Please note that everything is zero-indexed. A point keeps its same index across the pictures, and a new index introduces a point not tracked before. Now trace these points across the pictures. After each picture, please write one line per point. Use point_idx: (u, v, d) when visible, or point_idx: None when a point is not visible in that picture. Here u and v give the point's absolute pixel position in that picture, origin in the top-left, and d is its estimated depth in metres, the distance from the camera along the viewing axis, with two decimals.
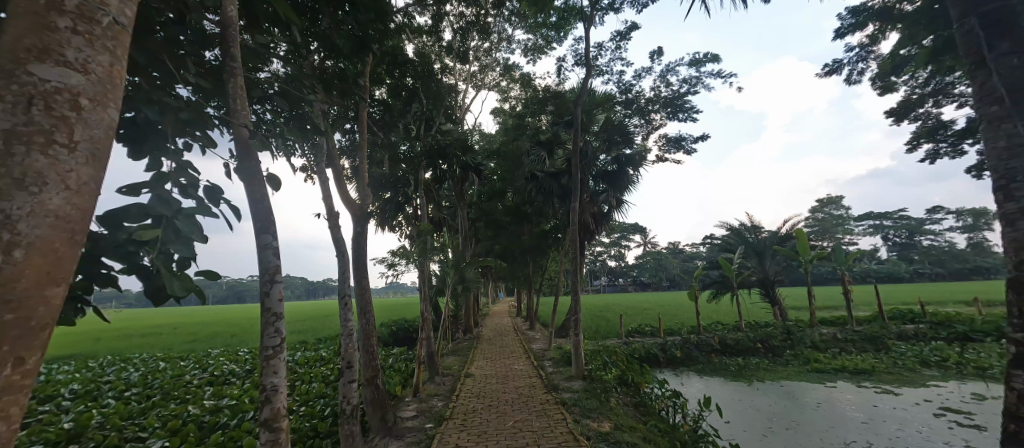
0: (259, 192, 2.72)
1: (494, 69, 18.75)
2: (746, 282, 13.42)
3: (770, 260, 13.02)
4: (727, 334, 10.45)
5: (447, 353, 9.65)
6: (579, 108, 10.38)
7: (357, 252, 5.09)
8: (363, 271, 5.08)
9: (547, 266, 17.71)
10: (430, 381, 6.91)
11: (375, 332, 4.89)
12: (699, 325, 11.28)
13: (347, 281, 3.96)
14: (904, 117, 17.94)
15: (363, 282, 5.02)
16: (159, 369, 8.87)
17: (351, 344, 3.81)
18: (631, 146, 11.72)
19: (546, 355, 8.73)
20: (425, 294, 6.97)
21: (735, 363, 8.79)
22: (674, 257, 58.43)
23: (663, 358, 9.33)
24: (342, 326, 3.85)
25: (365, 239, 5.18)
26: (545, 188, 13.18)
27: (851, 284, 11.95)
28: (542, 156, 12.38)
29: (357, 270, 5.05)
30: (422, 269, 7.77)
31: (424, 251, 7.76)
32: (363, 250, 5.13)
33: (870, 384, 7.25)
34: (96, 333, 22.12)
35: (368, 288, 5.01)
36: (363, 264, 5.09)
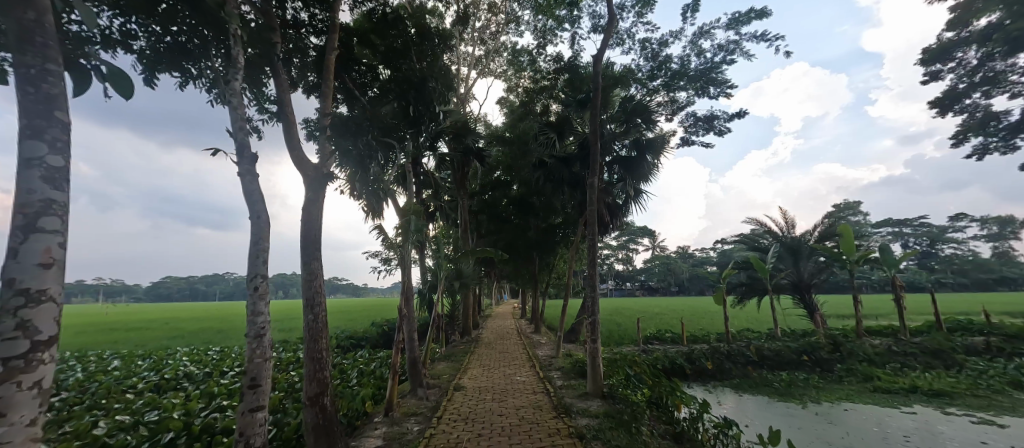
0: (36, 68, 1.73)
1: (501, 54, 17.52)
2: (778, 286, 11.98)
3: (806, 260, 11.58)
4: (763, 342, 9.06)
5: (439, 359, 8.38)
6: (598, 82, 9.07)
7: (306, 226, 3.84)
8: (315, 251, 3.83)
9: (554, 265, 16.38)
10: (412, 394, 5.63)
11: (327, 331, 3.68)
12: (727, 332, 9.91)
13: (263, 263, 2.85)
14: (949, 109, 16.45)
15: (313, 266, 3.77)
16: (109, 369, 7.74)
17: (259, 352, 2.79)
18: (653, 127, 10.35)
19: (554, 363, 7.39)
20: (407, 285, 5.67)
21: (779, 379, 7.38)
22: (684, 262, 56.84)
23: (690, 370, 7.94)
24: (253, 327, 2.81)
25: (318, 210, 3.90)
26: (555, 177, 11.90)
27: (903, 289, 10.48)
28: (553, 139, 11.07)
29: (304, 249, 3.77)
30: (407, 255, 6.41)
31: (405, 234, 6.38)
32: (314, 225, 3.87)
33: (958, 410, 5.83)
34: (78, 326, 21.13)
35: (320, 274, 3.77)
36: (315, 242, 3.82)
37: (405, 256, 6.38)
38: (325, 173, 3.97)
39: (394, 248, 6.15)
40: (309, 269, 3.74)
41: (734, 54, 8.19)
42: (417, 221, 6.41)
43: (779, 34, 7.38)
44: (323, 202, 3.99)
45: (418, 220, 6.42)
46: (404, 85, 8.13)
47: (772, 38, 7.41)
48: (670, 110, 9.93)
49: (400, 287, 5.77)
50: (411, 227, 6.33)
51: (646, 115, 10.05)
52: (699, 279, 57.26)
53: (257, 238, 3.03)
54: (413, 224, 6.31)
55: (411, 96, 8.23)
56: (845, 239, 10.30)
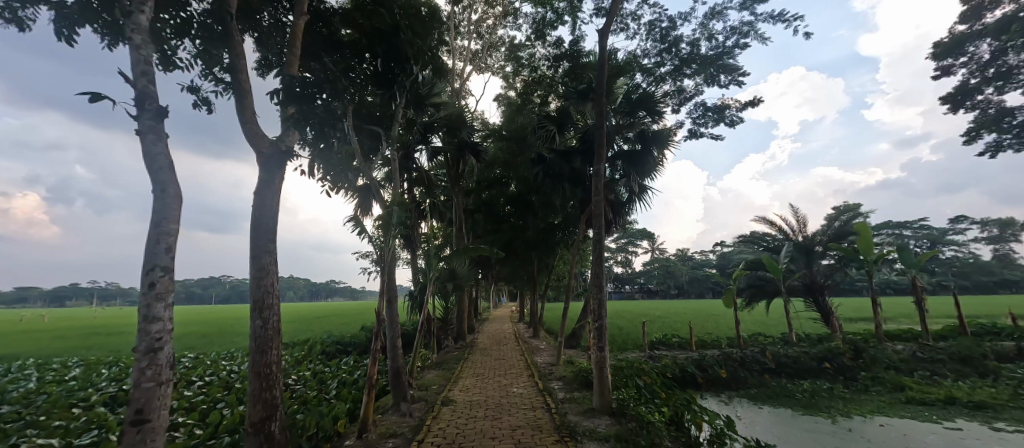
0: None
1: (498, 49, 16.95)
2: (789, 288, 11.37)
3: (820, 259, 10.98)
4: (779, 348, 8.44)
5: (430, 366, 7.72)
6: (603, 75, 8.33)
7: (258, 212, 3.22)
8: (268, 244, 3.22)
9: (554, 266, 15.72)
10: (394, 410, 4.97)
11: (279, 340, 3.17)
12: (739, 337, 9.28)
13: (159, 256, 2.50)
14: (959, 106, 15.92)
15: (263, 262, 3.17)
16: (66, 379, 7.04)
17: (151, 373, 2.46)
18: (660, 118, 9.73)
19: (554, 372, 6.67)
20: (386, 285, 5.01)
21: (801, 390, 6.73)
22: (683, 265, 56.22)
23: (702, 378, 7.29)
24: (144, 338, 2.48)
25: (273, 193, 3.27)
26: (555, 173, 11.25)
27: (923, 290, 9.89)
28: (553, 131, 10.47)
29: (255, 241, 3.17)
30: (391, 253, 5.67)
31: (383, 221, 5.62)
32: (267, 211, 3.26)
33: (1009, 426, 5.16)
34: (53, 330, 20.18)
35: (273, 270, 3.18)
36: (266, 232, 3.20)
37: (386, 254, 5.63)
38: (282, 149, 3.32)
39: (372, 249, 5.37)
40: (261, 266, 3.15)
41: (748, 37, 7.60)
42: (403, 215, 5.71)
43: (798, 13, 6.78)
44: (281, 185, 3.38)
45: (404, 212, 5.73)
46: (370, 35, 6.51)
47: (791, 18, 6.81)
48: (678, 100, 9.33)
49: (381, 289, 5.15)
50: (395, 219, 5.61)
51: (651, 107, 9.46)
52: (698, 281, 56.62)
53: (165, 221, 2.61)
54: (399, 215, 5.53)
55: (379, 44, 6.59)
56: (863, 237, 9.70)
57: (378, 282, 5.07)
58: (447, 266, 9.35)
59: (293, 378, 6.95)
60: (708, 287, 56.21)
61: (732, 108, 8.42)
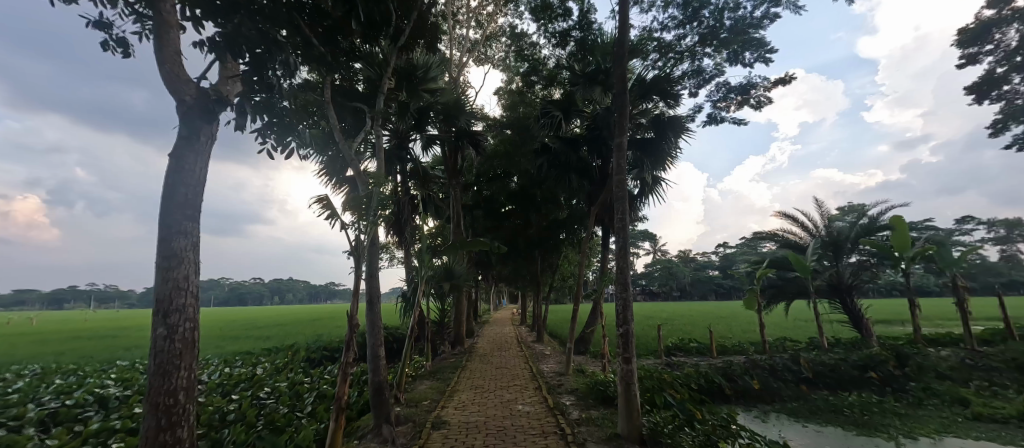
0: None
1: (498, 40, 16.18)
2: (813, 289, 10.52)
3: (847, 256, 10.12)
4: (810, 353, 7.61)
5: (423, 375, 6.89)
6: (618, 64, 7.36)
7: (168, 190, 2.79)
8: (181, 221, 2.82)
9: (559, 265, 14.84)
10: (375, 433, 4.11)
11: (192, 353, 2.81)
12: (765, 341, 8.42)
13: None
14: (984, 96, 15.05)
15: (177, 264, 2.79)
16: (7, 391, 6.17)
17: None
18: (679, 105, 8.88)
19: (564, 384, 5.80)
20: (358, 282, 4.13)
21: (846, 404, 5.88)
22: (686, 267, 55.21)
23: (730, 390, 6.42)
24: None
25: (196, 173, 2.91)
26: (560, 165, 10.37)
27: (964, 290, 9.01)
28: (558, 118, 9.72)
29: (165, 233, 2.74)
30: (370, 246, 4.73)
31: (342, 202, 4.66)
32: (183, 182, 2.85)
33: None
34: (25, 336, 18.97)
35: (186, 280, 2.82)
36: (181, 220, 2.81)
37: (357, 252, 4.45)
38: None
39: (352, 243, 4.48)
40: (170, 255, 2.76)
41: (777, 7, 6.77)
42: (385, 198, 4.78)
43: None
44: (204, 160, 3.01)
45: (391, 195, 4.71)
46: None
47: None
48: (696, 82, 8.46)
49: (360, 288, 4.33)
50: (374, 201, 4.61)
51: (665, 90, 8.63)
52: (700, 283, 55.79)
53: None
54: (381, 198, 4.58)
55: None
56: (898, 231, 8.84)
57: (354, 280, 4.23)
58: (444, 264, 8.52)
59: (264, 391, 6.07)
60: (711, 288, 55.38)
61: (759, 87, 7.56)
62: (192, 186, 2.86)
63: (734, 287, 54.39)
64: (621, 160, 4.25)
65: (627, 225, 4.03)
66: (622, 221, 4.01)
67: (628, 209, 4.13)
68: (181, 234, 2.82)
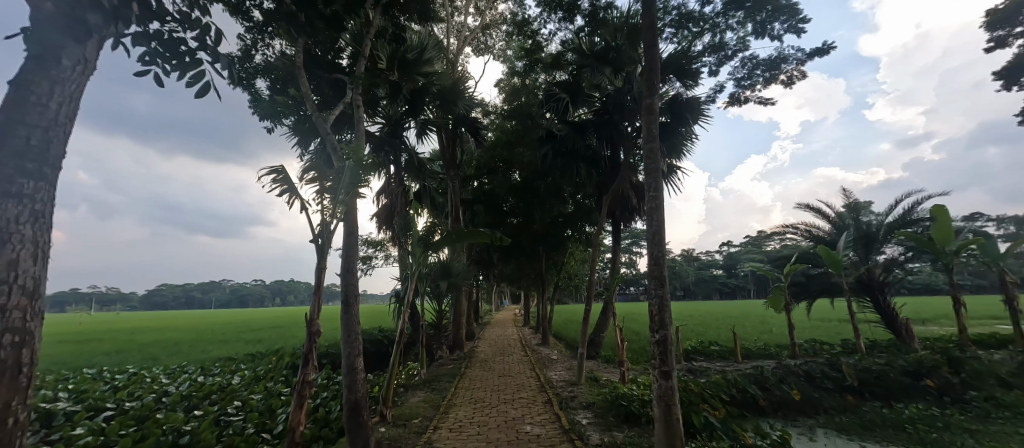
0: None
1: (499, 28, 15.37)
2: (842, 287, 9.68)
3: (879, 250, 9.27)
4: (849, 358, 6.78)
5: (416, 386, 6.12)
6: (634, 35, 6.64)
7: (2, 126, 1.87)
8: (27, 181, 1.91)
9: (565, 264, 14.02)
10: None
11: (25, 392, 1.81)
12: (795, 343, 7.63)
13: None
14: (1015, 82, 14.13)
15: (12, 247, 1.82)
16: None
17: None
18: (698, 85, 8.09)
19: (577, 397, 5.03)
20: (320, 279, 3.59)
21: (906, 420, 5.06)
22: (690, 266, 54.24)
23: (765, 402, 5.61)
24: None
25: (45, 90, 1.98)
26: (566, 153, 9.55)
27: (1014, 287, 8.15)
28: (565, 102, 9.00)
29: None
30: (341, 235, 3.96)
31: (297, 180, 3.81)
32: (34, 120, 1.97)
33: None
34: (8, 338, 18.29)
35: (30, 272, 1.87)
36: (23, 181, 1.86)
37: (321, 242, 3.67)
38: None
39: (322, 233, 3.74)
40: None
41: None
42: (364, 176, 3.98)
43: None
44: (73, 86, 2.12)
45: (368, 170, 3.85)
46: None
47: None
48: (717, 59, 7.65)
49: (329, 288, 3.61)
50: (346, 177, 3.78)
51: (682, 69, 7.92)
52: (704, 282, 55.00)
53: None
54: (354, 172, 3.75)
55: None
56: (939, 223, 7.98)
57: (319, 274, 3.67)
58: (440, 261, 7.76)
59: (233, 406, 5.29)
60: (715, 288, 54.56)
61: (791, 61, 6.76)
62: (58, 126, 2.02)
63: (738, 287, 53.56)
64: (653, 126, 3.45)
65: (660, 206, 3.23)
66: (655, 202, 3.19)
67: (662, 186, 3.33)
68: (7, 200, 1.84)
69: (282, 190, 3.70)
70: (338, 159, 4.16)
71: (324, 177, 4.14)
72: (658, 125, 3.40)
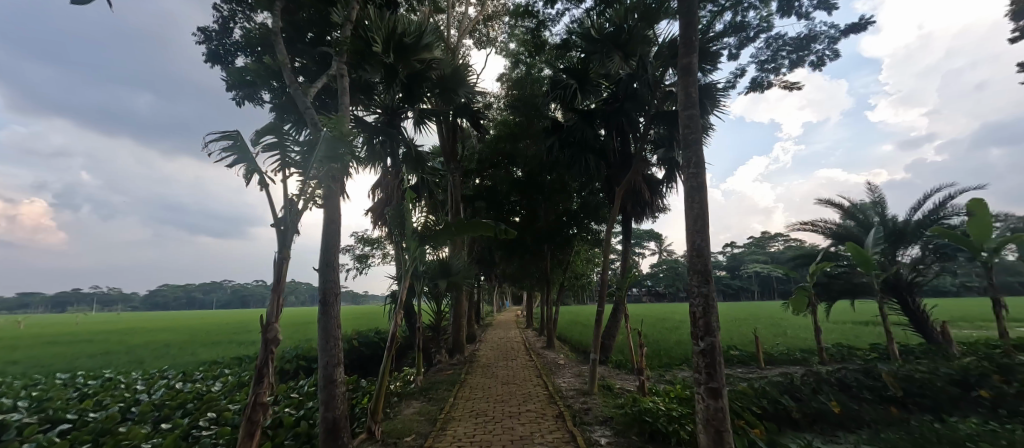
0: None
1: (501, 19, 14.85)
2: (867, 288, 9.09)
3: (907, 248, 8.67)
4: (885, 365, 6.21)
5: (411, 394, 5.57)
6: None
7: None
8: None
9: (570, 263, 13.45)
10: None
11: None
12: (822, 349, 7.05)
13: None
14: None
15: None
16: None
17: None
18: (716, 69, 7.52)
19: (592, 410, 4.47)
20: (282, 273, 3.09)
21: (962, 436, 4.48)
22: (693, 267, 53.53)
23: (798, 414, 5.04)
24: None
25: None
26: (573, 144, 8.95)
27: None
28: (572, 89, 8.35)
29: None
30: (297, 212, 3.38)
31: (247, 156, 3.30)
32: None
33: None
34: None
35: None
36: None
37: (282, 227, 3.12)
38: None
39: (289, 219, 3.17)
40: None
41: None
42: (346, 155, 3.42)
43: None
44: None
45: (348, 145, 3.25)
46: None
47: None
48: (737, 41, 7.13)
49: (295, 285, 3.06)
50: (320, 150, 3.10)
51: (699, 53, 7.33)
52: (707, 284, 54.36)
53: None
54: (330, 144, 3.11)
55: None
56: (976, 218, 7.33)
57: (281, 269, 3.11)
58: (439, 258, 7.22)
59: (206, 418, 4.73)
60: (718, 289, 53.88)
61: (822, 40, 6.18)
62: None
63: (742, 288, 52.93)
64: (691, 91, 2.86)
65: (701, 187, 2.67)
66: (693, 180, 2.63)
67: (701, 163, 2.77)
68: None
69: (240, 165, 3.20)
70: (315, 136, 3.59)
71: (299, 157, 3.56)
72: (696, 89, 2.81)
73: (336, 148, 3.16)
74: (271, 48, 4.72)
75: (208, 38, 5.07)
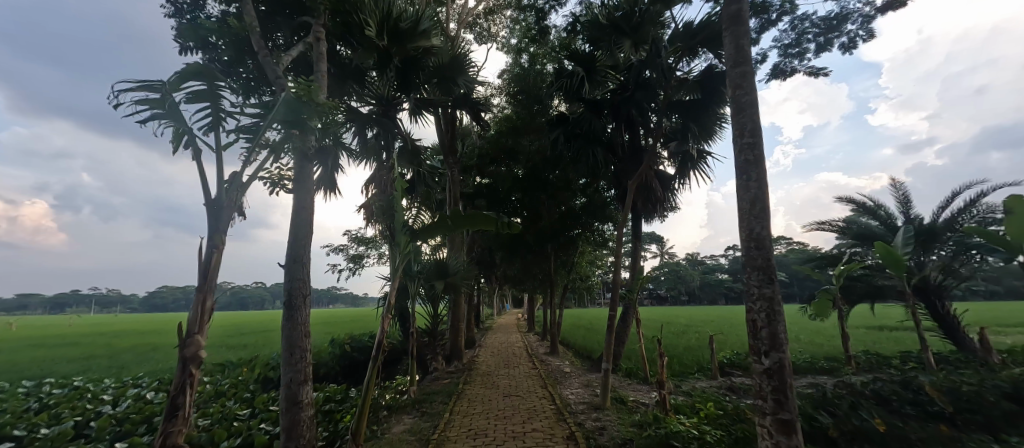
0: None
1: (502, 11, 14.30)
2: (892, 292, 8.53)
3: (937, 249, 8.08)
4: (924, 376, 5.65)
5: (404, 407, 5.07)
6: None
7: None
8: None
9: (574, 264, 12.90)
10: None
11: None
12: (849, 357, 6.51)
13: None
14: None
15: None
16: None
17: None
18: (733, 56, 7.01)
19: (606, 429, 3.94)
20: (213, 261, 2.63)
21: None
22: (694, 270, 53.07)
23: (837, 434, 4.48)
24: None
25: None
26: (580, 137, 8.39)
27: None
28: (578, 78, 7.79)
29: None
30: (241, 188, 2.97)
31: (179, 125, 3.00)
32: None
33: None
34: None
35: None
36: None
37: (216, 205, 2.78)
38: None
39: (224, 201, 2.81)
40: None
41: None
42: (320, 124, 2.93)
43: None
44: None
45: (316, 112, 2.79)
46: None
47: None
48: (758, 24, 6.59)
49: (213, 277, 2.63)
50: (279, 110, 2.69)
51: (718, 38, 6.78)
52: (710, 286, 53.71)
53: None
54: (290, 108, 2.64)
55: None
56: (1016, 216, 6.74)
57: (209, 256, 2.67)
58: (435, 258, 6.69)
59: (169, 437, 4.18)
60: (720, 292, 53.41)
61: (854, 19, 5.66)
62: None
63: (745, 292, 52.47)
64: None
65: None
66: None
67: None
68: None
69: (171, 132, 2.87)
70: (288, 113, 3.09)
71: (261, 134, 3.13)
72: None
73: (299, 114, 2.70)
74: (243, 13, 4.13)
75: (178, 9, 4.48)
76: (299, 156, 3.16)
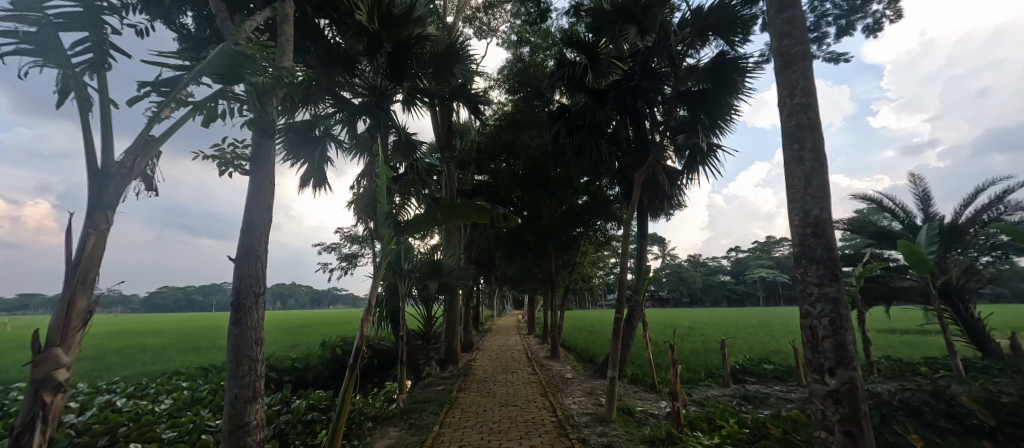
0: None
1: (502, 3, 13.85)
2: (912, 294, 8.06)
3: (963, 248, 7.65)
4: (958, 384, 5.19)
5: (390, 418, 4.64)
6: None
7: None
8: None
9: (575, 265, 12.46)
10: None
11: None
12: (871, 363, 6.05)
13: None
14: None
15: None
16: None
17: None
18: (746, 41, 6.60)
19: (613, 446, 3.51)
20: (91, 246, 2.41)
21: None
22: (697, 272, 52.50)
23: None
24: None
25: None
26: (581, 130, 7.94)
27: None
28: (579, 67, 7.38)
29: None
30: (148, 151, 2.83)
31: (63, 68, 2.62)
32: None
33: None
34: None
35: None
36: None
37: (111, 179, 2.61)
38: None
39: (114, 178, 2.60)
40: None
41: None
42: (277, 91, 2.87)
43: None
44: None
45: (257, 67, 2.58)
46: None
47: None
48: None
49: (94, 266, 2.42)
50: (214, 61, 2.51)
51: (730, 22, 6.35)
52: (711, 287, 53.19)
53: None
54: (224, 56, 2.50)
55: None
56: None
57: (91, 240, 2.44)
58: (427, 256, 6.27)
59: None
60: (723, 294, 52.85)
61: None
62: None
63: (748, 294, 51.90)
64: None
65: None
66: None
67: None
68: None
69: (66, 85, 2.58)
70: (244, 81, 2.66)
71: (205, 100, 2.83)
72: None
73: (234, 66, 2.54)
74: None
75: None
76: (257, 131, 3.06)
